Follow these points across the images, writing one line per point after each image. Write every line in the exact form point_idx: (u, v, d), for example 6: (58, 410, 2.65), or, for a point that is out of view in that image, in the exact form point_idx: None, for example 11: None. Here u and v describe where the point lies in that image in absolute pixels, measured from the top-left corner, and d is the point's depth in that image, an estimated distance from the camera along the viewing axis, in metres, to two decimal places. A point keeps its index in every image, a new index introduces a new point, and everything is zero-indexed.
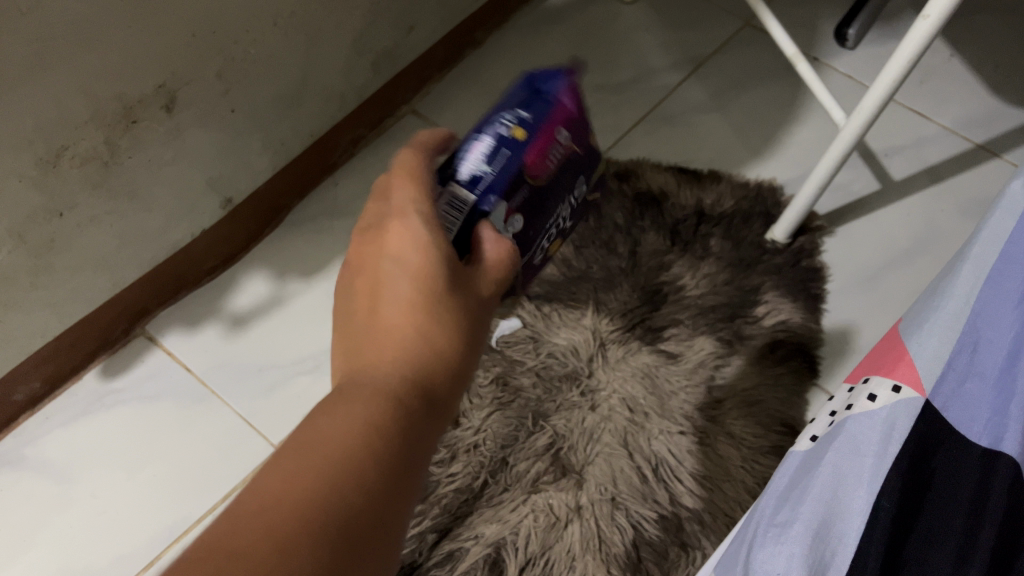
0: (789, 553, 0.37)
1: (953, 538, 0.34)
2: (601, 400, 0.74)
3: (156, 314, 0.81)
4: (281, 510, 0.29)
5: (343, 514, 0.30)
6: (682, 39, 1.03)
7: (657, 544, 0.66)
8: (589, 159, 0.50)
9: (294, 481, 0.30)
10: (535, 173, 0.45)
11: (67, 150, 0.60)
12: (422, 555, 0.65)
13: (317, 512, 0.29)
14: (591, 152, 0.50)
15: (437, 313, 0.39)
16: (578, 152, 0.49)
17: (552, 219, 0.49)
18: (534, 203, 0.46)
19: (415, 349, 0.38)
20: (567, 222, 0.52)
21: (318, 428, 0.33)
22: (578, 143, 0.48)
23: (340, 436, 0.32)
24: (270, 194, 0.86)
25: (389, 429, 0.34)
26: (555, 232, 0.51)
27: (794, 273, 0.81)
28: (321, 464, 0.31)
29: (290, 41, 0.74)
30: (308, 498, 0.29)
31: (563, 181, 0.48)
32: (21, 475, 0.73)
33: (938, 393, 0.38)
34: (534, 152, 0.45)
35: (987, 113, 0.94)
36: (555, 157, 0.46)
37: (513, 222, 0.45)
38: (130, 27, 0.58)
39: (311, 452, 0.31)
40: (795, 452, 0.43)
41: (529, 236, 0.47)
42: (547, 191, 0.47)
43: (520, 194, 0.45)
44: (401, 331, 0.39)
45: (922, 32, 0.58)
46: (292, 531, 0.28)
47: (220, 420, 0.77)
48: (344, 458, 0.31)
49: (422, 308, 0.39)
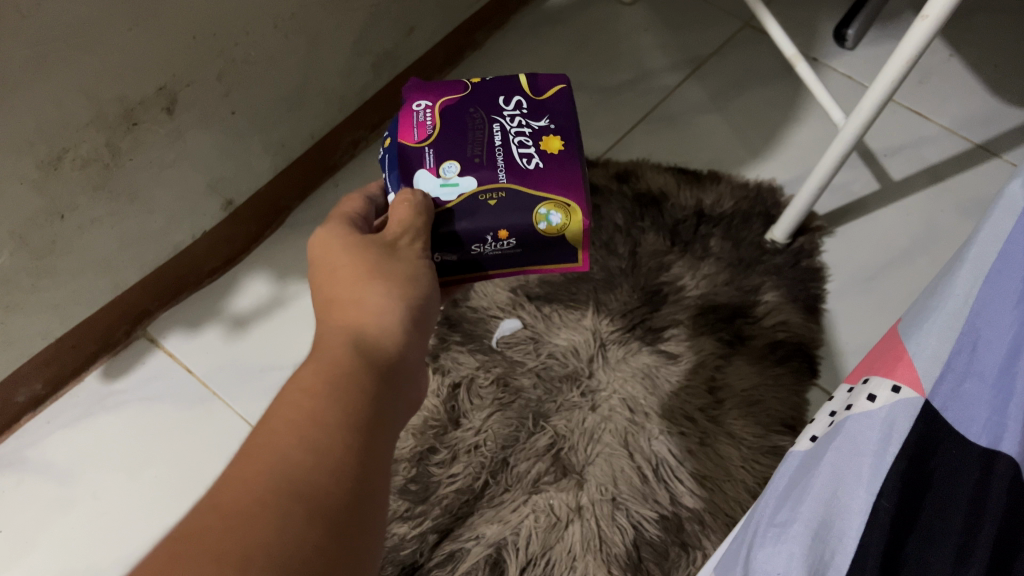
0: (788, 553, 0.37)
1: (952, 538, 0.34)
2: (601, 401, 0.74)
3: (156, 316, 0.82)
4: (239, 507, 0.28)
5: (311, 498, 0.29)
6: (681, 40, 1.03)
7: (657, 544, 0.66)
8: (483, 91, 0.48)
9: (254, 484, 0.29)
10: (420, 134, 0.45)
11: (68, 152, 0.60)
12: (422, 556, 0.66)
13: (277, 500, 0.28)
14: (475, 86, 0.49)
15: (389, 294, 0.39)
16: (458, 97, 0.48)
17: (503, 141, 0.45)
18: (451, 144, 0.45)
19: (372, 327, 0.38)
20: (527, 130, 0.46)
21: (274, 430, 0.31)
22: (446, 94, 0.48)
23: (297, 430, 0.31)
24: (271, 196, 0.86)
25: (346, 413, 0.32)
26: (524, 143, 0.46)
27: (793, 273, 0.81)
28: (282, 465, 0.30)
29: (291, 43, 0.74)
30: (265, 487, 0.29)
31: (463, 116, 0.46)
32: (23, 477, 0.73)
33: (937, 393, 0.38)
34: (403, 127, 0.46)
35: (987, 113, 0.95)
36: (428, 115, 0.46)
37: (448, 169, 0.44)
38: (130, 30, 0.58)
39: (266, 456, 0.30)
40: (794, 452, 0.43)
41: (487, 169, 0.44)
42: (456, 130, 0.46)
43: (426, 149, 0.45)
44: (367, 304, 0.38)
45: (922, 32, 0.58)
46: (247, 526, 0.27)
47: (221, 421, 0.77)
48: (304, 457, 0.30)
49: (366, 289, 0.39)
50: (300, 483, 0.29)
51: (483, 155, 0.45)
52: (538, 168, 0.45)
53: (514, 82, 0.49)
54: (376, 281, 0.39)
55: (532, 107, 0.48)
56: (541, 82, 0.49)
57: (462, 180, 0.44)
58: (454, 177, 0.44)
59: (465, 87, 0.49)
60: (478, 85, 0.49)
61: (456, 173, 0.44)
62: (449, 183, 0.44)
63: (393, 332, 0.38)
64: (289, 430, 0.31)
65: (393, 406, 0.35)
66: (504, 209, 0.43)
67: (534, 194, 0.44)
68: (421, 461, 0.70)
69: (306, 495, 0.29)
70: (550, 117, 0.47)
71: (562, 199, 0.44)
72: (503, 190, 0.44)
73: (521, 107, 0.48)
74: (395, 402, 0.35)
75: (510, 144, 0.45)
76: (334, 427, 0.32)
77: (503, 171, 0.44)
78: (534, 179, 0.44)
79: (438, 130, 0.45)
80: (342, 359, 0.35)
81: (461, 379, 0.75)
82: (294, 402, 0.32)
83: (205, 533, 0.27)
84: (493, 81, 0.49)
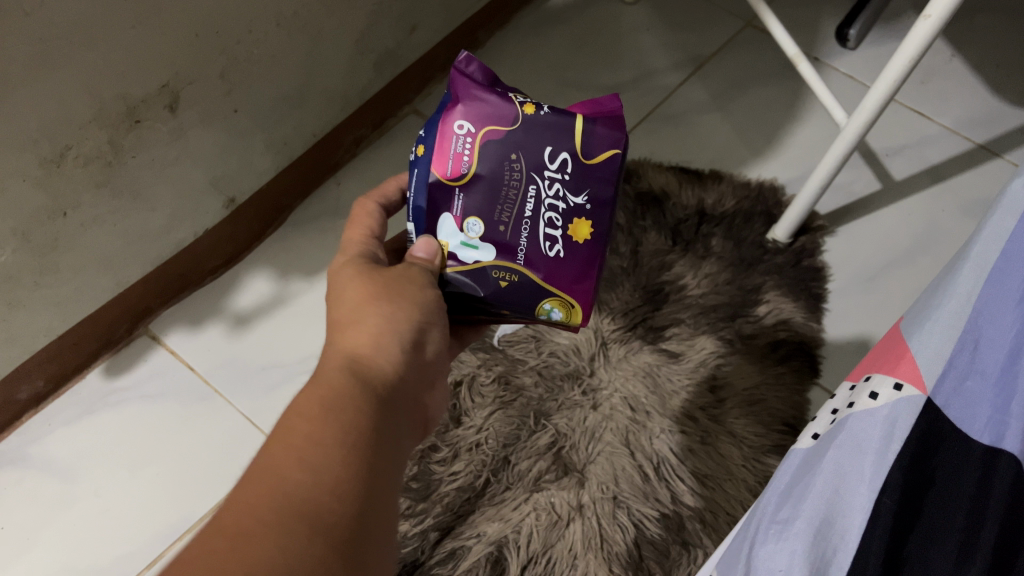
0: (790, 551, 0.37)
1: (954, 536, 0.34)
2: (602, 400, 0.75)
3: (158, 313, 0.82)
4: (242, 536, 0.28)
5: (315, 519, 0.29)
6: (683, 39, 1.03)
7: (658, 543, 0.66)
8: (536, 130, 0.44)
9: (255, 509, 0.29)
10: (451, 172, 0.43)
11: (71, 149, 0.60)
12: (424, 554, 0.66)
13: (280, 522, 0.29)
14: (530, 122, 0.44)
15: (391, 316, 0.40)
16: (506, 132, 0.43)
17: (532, 213, 0.44)
18: (481, 199, 0.43)
19: (369, 351, 0.38)
20: (561, 206, 0.44)
21: (275, 448, 0.32)
22: (496, 121, 0.43)
23: (298, 451, 0.32)
24: (273, 194, 0.86)
25: (345, 433, 0.33)
26: (552, 222, 0.44)
27: (794, 273, 0.81)
28: (284, 483, 0.30)
29: (293, 41, 0.74)
30: (269, 510, 0.29)
31: (502, 162, 0.43)
32: (24, 474, 0.73)
33: (940, 390, 0.38)
34: (439, 155, 0.43)
35: (988, 114, 0.95)
36: (467, 147, 0.43)
37: (471, 229, 0.44)
38: (133, 27, 0.58)
39: (269, 478, 0.31)
40: (797, 449, 0.43)
41: (510, 245, 0.44)
42: (490, 183, 0.43)
43: (454, 195, 0.43)
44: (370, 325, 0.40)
45: (924, 33, 0.58)
46: (253, 549, 0.28)
47: (223, 419, 0.77)
48: (305, 475, 0.31)
49: (366, 315, 0.40)
50: (306, 504, 0.30)
51: (509, 224, 0.44)
52: (555, 257, 0.45)
53: (570, 126, 0.44)
54: (377, 306, 0.40)
55: (574, 174, 0.44)
56: (596, 138, 0.44)
57: (482, 245, 0.44)
58: (476, 238, 0.44)
59: (517, 116, 0.43)
60: (535, 115, 0.44)
61: (478, 237, 0.44)
62: (469, 246, 0.44)
63: (390, 355, 0.39)
64: (288, 453, 0.31)
65: (391, 425, 0.36)
66: (511, 291, 0.45)
67: (545, 286, 0.45)
68: (422, 459, 0.70)
69: (309, 515, 0.29)
70: (589, 195, 0.45)
71: (569, 298, 0.46)
72: (518, 274, 0.45)
73: (565, 171, 0.44)
74: (394, 423, 0.36)
75: (540, 217, 0.44)
76: (335, 449, 0.32)
77: (524, 252, 0.44)
78: (551, 272, 0.45)
79: (471, 176, 0.43)
80: (341, 382, 0.36)
81: (462, 377, 0.75)
82: (291, 424, 0.33)
83: (211, 557, 0.27)
84: (550, 118, 0.44)
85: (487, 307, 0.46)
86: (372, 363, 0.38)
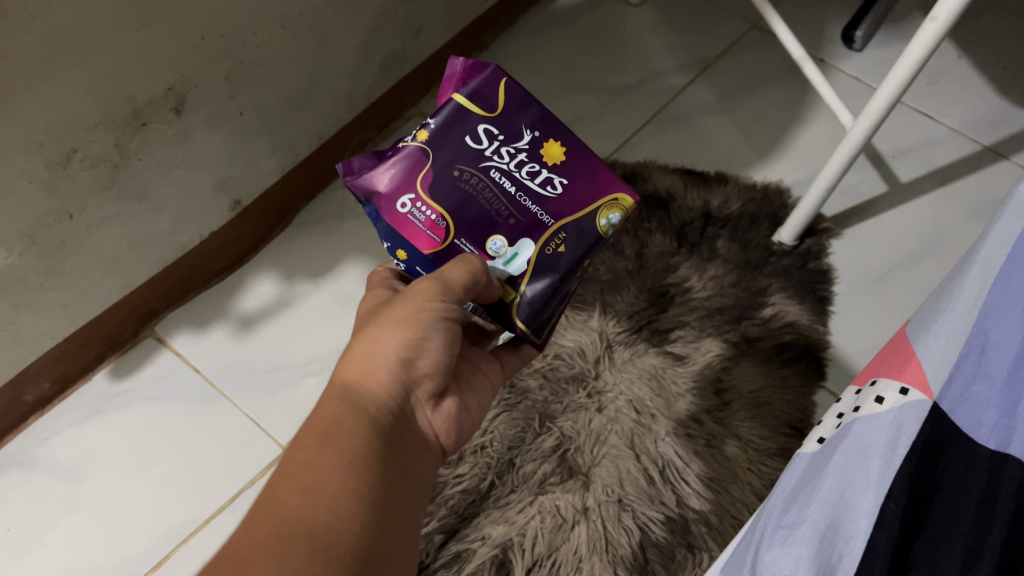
0: (795, 556, 0.36)
1: (960, 541, 0.34)
2: (607, 402, 0.74)
3: (164, 315, 0.82)
4: (249, 554, 0.32)
5: (312, 536, 0.33)
6: (688, 41, 1.03)
7: (663, 546, 0.66)
8: (446, 142, 0.49)
9: (262, 531, 0.33)
10: (439, 236, 0.49)
11: (77, 152, 0.60)
12: (429, 556, 0.66)
13: (281, 542, 0.33)
14: (435, 143, 0.49)
15: (387, 334, 0.44)
16: (432, 168, 0.48)
17: (516, 183, 0.49)
18: (479, 224, 0.49)
19: (368, 371, 0.43)
20: (524, 153, 0.49)
21: (281, 476, 0.36)
22: (418, 173, 0.48)
23: (299, 475, 0.36)
24: (278, 196, 0.86)
25: (340, 455, 0.38)
26: (533, 169, 0.49)
27: (800, 275, 0.81)
28: (287, 508, 0.34)
29: (299, 44, 0.75)
30: (271, 532, 0.33)
31: (461, 192, 0.48)
32: (30, 475, 0.73)
33: (946, 395, 0.37)
34: (417, 237, 0.49)
35: (996, 115, 0.94)
36: (425, 210, 0.48)
37: (498, 247, 0.49)
38: (139, 30, 0.58)
39: (273, 505, 0.35)
40: (802, 453, 0.42)
41: (531, 221, 0.49)
42: (472, 211, 0.48)
43: (459, 243, 0.49)
44: (372, 346, 0.44)
45: (930, 35, 0.58)
46: (257, 561, 0.31)
47: (229, 420, 0.77)
48: (303, 499, 0.35)
49: (369, 337, 0.44)
50: (303, 524, 0.34)
51: (513, 213, 0.49)
52: (564, 188, 0.49)
53: (465, 113, 0.49)
54: (376, 329, 0.45)
55: (502, 129, 0.49)
56: (483, 98, 0.49)
57: (518, 249, 0.49)
58: (508, 250, 0.49)
59: (423, 149, 0.48)
60: (431, 134, 0.49)
61: (507, 247, 0.49)
62: (511, 258, 0.49)
63: (387, 371, 0.43)
64: (289, 481, 0.36)
65: (384, 442, 0.40)
66: (575, 244, 0.49)
67: (584, 214, 0.49)
68: None
69: (305, 532, 0.33)
70: (527, 128, 0.49)
71: (605, 199, 0.50)
72: (562, 232, 0.49)
73: (495, 136, 0.49)
74: (388, 441, 0.41)
75: (525, 186, 0.49)
76: (331, 471, 0.36)
77: (546, 211, 0.49)
78: (570, 202, 0.49)
79: (454, 221, 0.48)
80: (340, 408, 0.41)
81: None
82: (295, 454, 0.37)
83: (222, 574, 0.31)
84: (440, 125, 0.49)
85: (574, 275, 0.50)
86: (368, 385, 0.43)
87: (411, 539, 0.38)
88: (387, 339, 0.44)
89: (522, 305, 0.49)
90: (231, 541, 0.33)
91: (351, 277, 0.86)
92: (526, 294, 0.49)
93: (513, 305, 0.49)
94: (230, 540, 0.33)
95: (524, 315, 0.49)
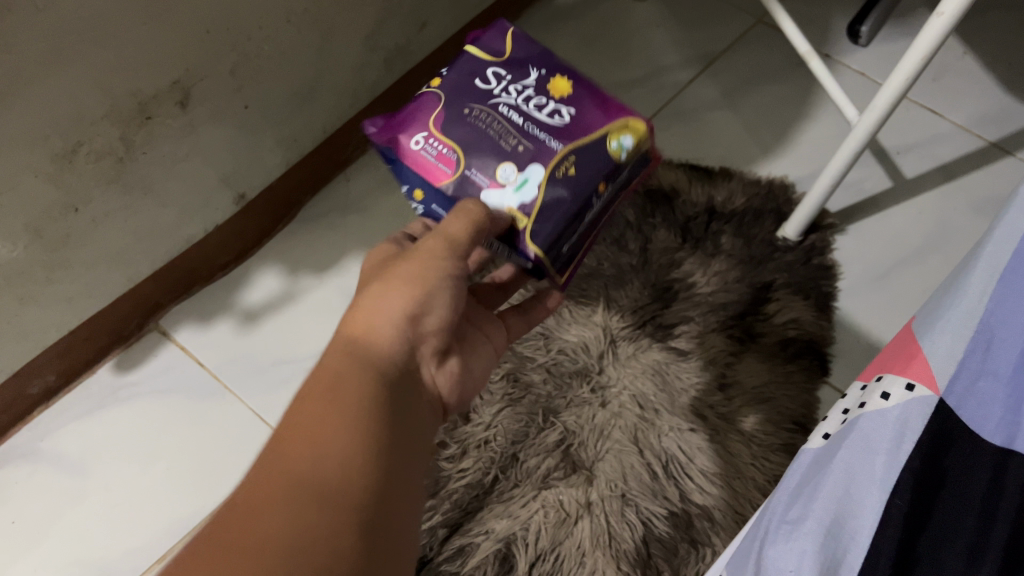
0: (800, 550, 0.36)
1: (965, 537, 0.34)
2: (611, 397, 0.74)
3: (169, 309, 0.82)
4: (248, 526, 0.33)
5: (316, 505, 0.34)
6: (693, 36, 1.03)
7: (666, 541, 0.66)
8: (456, 87, 0.52)
9: (263, 501, 0.34)
10: (451, 168, 0.50)
11: (82, 145, 0.61)
12: (433, 549, 0.66)
13: (284, 511, 0.34)
14: (448, 88, 0.52)
15: (393, 289, 0.43)
16: (442, 109, 0.51)
17: (524, 116, 0.51)
18: (489, 154, 0.50)
19: (374, 326, 0.42)
20: (530, 90, 0.52)
21: (284, 440, 0.37)
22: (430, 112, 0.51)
23: (305, 439, 0.36)
24: (283, 190, 0.86)
25: (347, 415, 0.38)
26: (540, 102, 0.52)
27: (805, 271, 0.81)
28: (289, 476, 0.35)
29: (304, 37, 0.74)
30: (273, 501, 0.34)
31: (472, 127, 0.51)
32: (36, 468, 0.74)
33: (952, 392, 0.37)
34: (430, 172, 0.50)
35: (1002, 111, 0.94)
36: (437, 145, 0.50)
37: (509, 176, 0.49)
38: (144, 24, 0.58)
39: (277, 472, 0.35)
40: (807, 449, 0.42)
41: (541, 147, 0.50)
42: (483, 143, 0.50)
43: (471, 173, 0.49)
44: (379, 300, 0.43)
45: (936, 30, 0.58)
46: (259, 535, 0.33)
47: (234, 415, 0.77)
48: (305, 467, 0.35)
49: (377, 292, 0.43)
50: (307, 493, 0.34)
51: (525, 142, 0.50)
52: (570, 116, 0.52)
53: (474, 62, 0.54)
54: (384, 284, 0.43)
55: (509, 72, 0.53)
56: (490, 47, 0.54)
57: (528, 174, 0.49)
58: (518, 177, 0.49)
59: (436, 95, 0.52)
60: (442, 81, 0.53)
61: (517, 174, 0.49)
62: (521, 185, 0.49)
63: (396, 325, 0.42)
64: (294, 445, 0.36)
65: (396, 402, 0.40)
66: (585, 165, 0.50)
67: (593, 139, 0.51)
68: None
69: (309, 500, 0.34)
70: (534, 68, 0.54)
71: (615, 123, 0.52)
72: (571, 155, 0.50)
73: (501, 79, 0.53)
74: (398, 399, 0.41)
75: (534, 116, 0.51)
76: (337, 434, 0.37)
77: (555, 137, 0.50)
78: (578, 128, 0.51)
79: (463, 152, 0.50)
80: (348, 362, 0.40)
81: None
82: (300, 414, 0.38)
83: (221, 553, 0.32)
84: (451, 74, 0.53)
85: (588, 202, 0.51)
86: (376, 339, 0.42)
87: (416, 501, 0.39)
88: (392, 294, 0.43)
89: (535, 231, 0.48)
90: (232, 511, 0.34)
91: (355, 272, 0.86)
92: (540, 218, 0.48)
93: (527, 231, 0.48)
94: (231, 507, 0.35)
95: (539, 239, 0.48)
